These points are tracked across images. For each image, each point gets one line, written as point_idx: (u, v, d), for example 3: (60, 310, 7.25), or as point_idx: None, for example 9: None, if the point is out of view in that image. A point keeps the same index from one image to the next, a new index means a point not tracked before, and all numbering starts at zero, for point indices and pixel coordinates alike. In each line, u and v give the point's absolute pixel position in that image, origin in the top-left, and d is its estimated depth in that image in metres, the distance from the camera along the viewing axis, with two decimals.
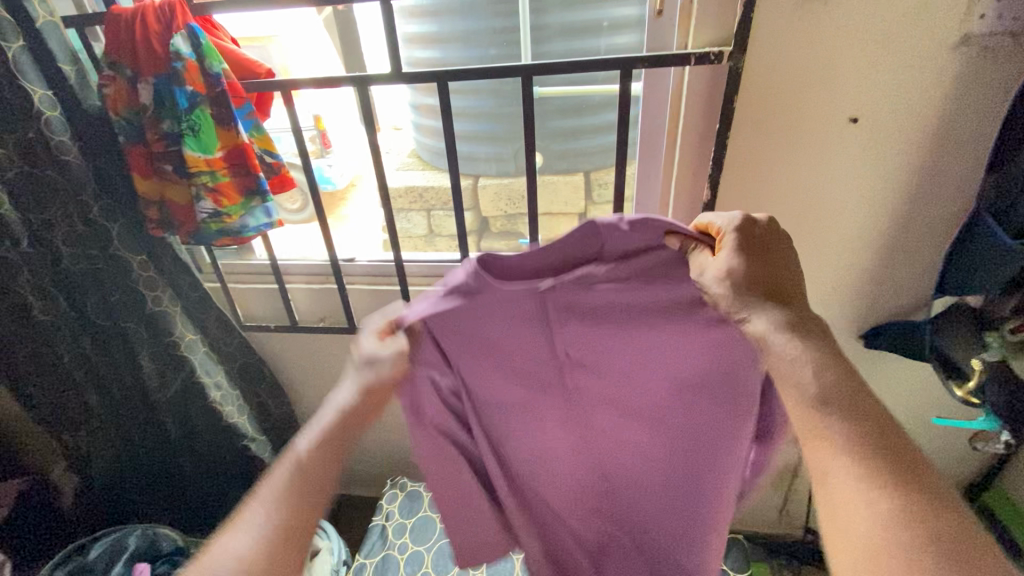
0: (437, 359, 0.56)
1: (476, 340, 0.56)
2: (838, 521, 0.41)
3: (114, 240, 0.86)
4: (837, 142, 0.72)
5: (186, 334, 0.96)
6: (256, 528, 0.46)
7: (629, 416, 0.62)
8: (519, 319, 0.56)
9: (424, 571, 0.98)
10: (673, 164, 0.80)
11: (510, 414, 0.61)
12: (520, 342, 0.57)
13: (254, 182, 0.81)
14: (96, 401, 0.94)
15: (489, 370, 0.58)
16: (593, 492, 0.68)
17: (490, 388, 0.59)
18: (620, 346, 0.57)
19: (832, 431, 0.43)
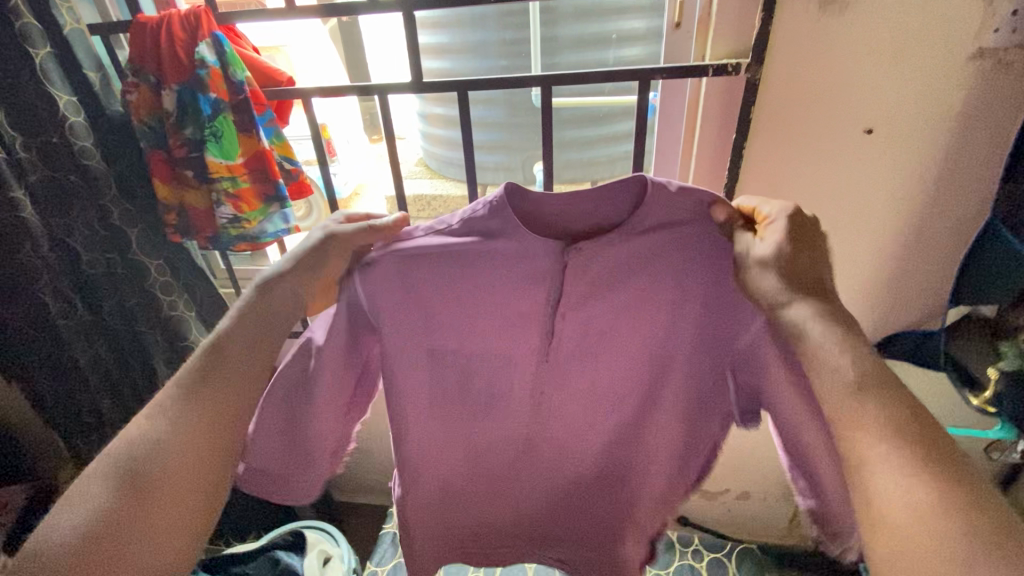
0: (379, 306, 0.61)
1: (423, 298, 0.62)
2: (880, 513, 0.41)
3: (133, 245, 0.86)
4: (850, 153, 0.73)
5: (200, 339, 0.96)
6: (163, 407, 0.51)
7: (611, 380, 0.66)
8: (495, 274, 0.61)
9: None
10: (688, 173, 0.81)
11: (435, 379, 0.67)
12: (465, 305, 0.62)
13: (273, 188, 0.81)
14: (109, 406, 0.95)
15: (433, 335, 0.64)
16: (524, 457, 0.74)
17: (422, 361, 0.66)
18: (611, 313, 0.62)
19: (868, 422, 0.44)
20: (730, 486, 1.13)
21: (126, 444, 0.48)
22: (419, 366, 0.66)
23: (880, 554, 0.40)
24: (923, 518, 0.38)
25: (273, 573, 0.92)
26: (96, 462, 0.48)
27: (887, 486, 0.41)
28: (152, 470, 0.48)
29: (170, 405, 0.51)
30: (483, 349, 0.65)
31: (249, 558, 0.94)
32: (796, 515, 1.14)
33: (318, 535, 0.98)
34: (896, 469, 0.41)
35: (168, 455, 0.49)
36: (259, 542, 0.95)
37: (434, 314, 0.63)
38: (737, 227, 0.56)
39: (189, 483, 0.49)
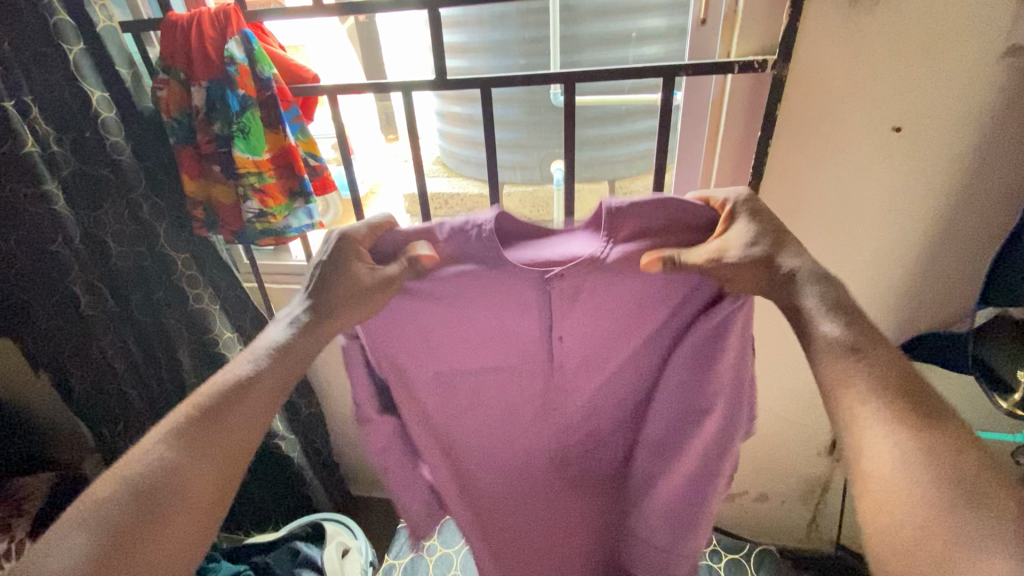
0: (378, 344, 0.61)
1: (423, 328, 0.61)
2: (867, 465, 0.43)
3: (161, 238, 0.88)
4: (877, 152, 0.72)
5: (224, 332, 0.98)
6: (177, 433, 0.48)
7: (617, 391, 0.68)
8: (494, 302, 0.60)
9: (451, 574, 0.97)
10: (712, 170, 0.80)
11: (454, 408, 0.67)
12: (461, 333, 0.62)
13: (298, 184, 0.83)
14: (136, 397, 0.96)
15: (453, 358, 0.63)
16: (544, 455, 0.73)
17: (434, 381, 0.65)
18: (626, 324, 0.63)
19: (854, 380, 0.46)
20: (747, 488, 1.12)
21: (136, 477, 0.45)
22: (447, 389, 0.66)
23: (866, 501, 0.43)
24: (905, 472, 0.41)
25: (293, 563, 0.93)
26: (104, 497, 0.44)
27: (875, 441, 0.43)
28: (169, 508, 0.45)
29: (184, 435, 0.47)
30: (483, 373, 0.65)
31: (270, 548, 0.95)
32: (815, 517, 1.13)
33: (337, 527, 0.98)
34: (885, 428, 0.43)
35: (184, 487, 0.46)
36: (279, 532, 0.96)
37: (438, 342, 0.62)
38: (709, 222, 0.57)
39: (202, 519, 0.46)
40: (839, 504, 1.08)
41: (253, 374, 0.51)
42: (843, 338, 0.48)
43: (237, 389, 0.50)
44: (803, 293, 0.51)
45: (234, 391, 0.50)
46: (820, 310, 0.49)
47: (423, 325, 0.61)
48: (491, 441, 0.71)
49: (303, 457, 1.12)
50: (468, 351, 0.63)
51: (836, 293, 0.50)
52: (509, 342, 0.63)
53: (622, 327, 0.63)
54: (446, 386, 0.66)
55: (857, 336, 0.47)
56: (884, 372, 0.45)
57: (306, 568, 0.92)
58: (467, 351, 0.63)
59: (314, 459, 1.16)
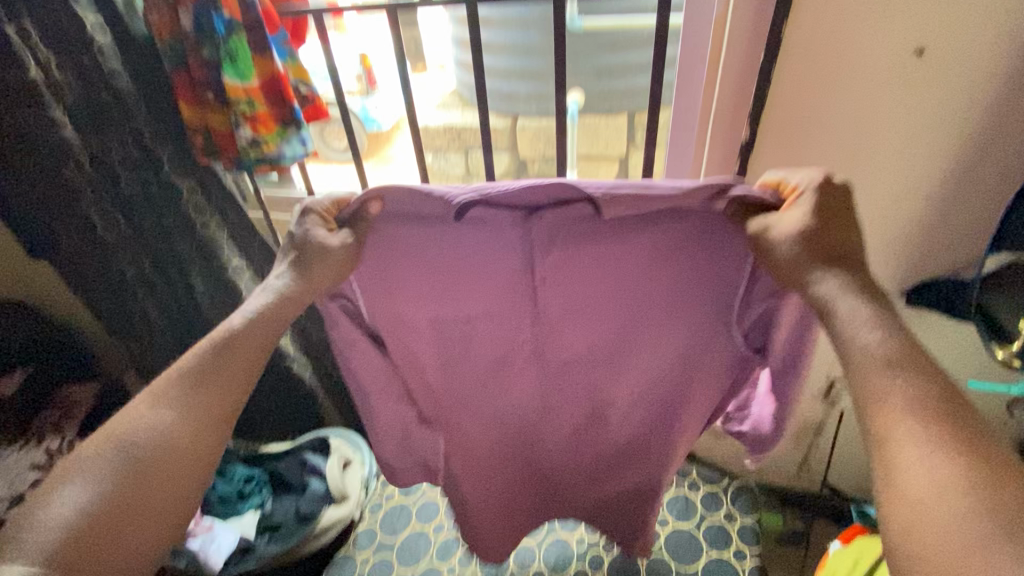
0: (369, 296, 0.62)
1: (418, 275, 0.60)
2: (899, 483, 0.40)
3: (164, 166, 0.93)
4: (894, 80, 0.66)
5: (232, 259, 1.05)
6: (164, 396, 0.51)
7: (608, 343, 0.66)
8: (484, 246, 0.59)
9: (438, 522, 0.94)
10: (711, 100, 0.75)
11: (445, 355, 0.66)
12: (463, 290, 0.61)
13: (289, 112, 0.83)
14: (156, 316, 1.03)
15: (446, 306, 0.62)
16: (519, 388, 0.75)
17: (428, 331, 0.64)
18: (632, 280, 0.60)
19: (892, 396, 0.42)
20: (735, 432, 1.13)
21: (128, 444, 0.48)
22: (433, 338, 0.64)
23: (895, 519, 0.40)
24: (936, 489, 0.38)
25: (302, 470, 1.01)
26: (95, 459, 0.47)
27: (914, 460, 0.40)
28: (154, 473, 0.48)
29: (173, 398, 0.51)
30: (469, 311, 0.63)
31: (282, 457, 1.04)
32: (806, 461, 1.12)
33: (343, 442, 1.06)
34: (926, 453, 0.40)
35: (168, 455, 0.49)
36: (290, 443, 1.04)
37: (437, 290, 0.61)
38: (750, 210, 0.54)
39: (185, 471, 0.50)
40: (830, 449, 1.07)
41: (235, 331, 0.53)
42: (882, 349, 0.44)
43: (222, 344, 0.53)
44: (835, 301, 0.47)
45: (221, 347, 0.53)
46: (856, 318, 0.46)
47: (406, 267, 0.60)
48: (477, 389, 0.70)
49: (316, 378, 1.19)
50: (461, 300, 0.62)
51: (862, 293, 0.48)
52: (493, 290, 0.61)
53: (629, 280, 0.60)
54: (436, 334, 0.64)
55: (894, 349, 0.44)
56: (926, 391, 0.42)
57: (313, 476, 1.00)
58: (463, 298, 0.62)
59: (327, 381, 1.24)
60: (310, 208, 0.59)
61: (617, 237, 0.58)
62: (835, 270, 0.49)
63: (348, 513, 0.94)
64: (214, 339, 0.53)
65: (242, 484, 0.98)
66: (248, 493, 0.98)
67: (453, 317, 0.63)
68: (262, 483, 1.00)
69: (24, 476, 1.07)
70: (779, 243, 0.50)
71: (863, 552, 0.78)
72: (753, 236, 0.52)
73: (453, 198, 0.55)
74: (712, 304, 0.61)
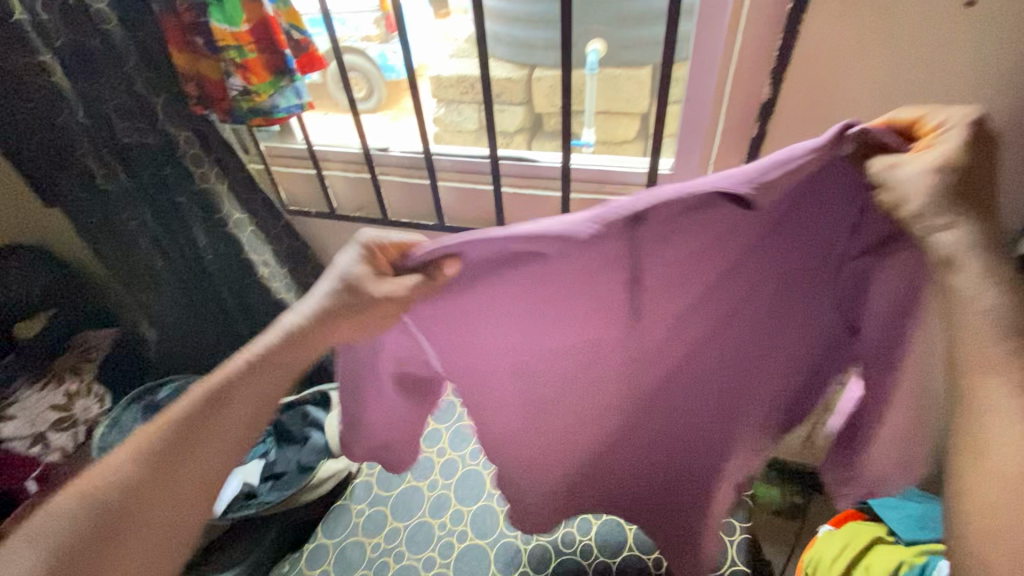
0: (434, 329, 0.56)
1: (500, 302, 0.53)
2: (989, 463, 0.38)
3: (160, 116, 0.89)
4: (940, 34, 0.58)
5: (234, 214, 1.01)
6: (149, 451, 0.50)
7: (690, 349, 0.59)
8: (559, 284, 0.51)
9: (432, 478, 0.96)
10: (731, 56, 0.68)
11: (519, 375, 0.60)
12: (538, 310, 0.54)
13: (281, 60, 0.79)
14: (162, 266, 1.04)
15: (530, 330, 0.56)
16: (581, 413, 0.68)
17: (504, 356, 0.58)
18: (731, 284, 0.54)
19: (1008, 372, 0.39)
20: None
21: (93, 498, 0.47)
22: (506, 358, 0.58)
23: (975, 499, 0.38)
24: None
25: (303, 422, 1.04)
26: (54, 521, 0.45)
27: (1010, 440, 0.37)
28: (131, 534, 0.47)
29: (149, 454, 0.49)
30: (547, 331, 0.56)
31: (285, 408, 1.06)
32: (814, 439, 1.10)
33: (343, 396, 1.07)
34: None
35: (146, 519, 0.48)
36: (294, 396, 1.06)
37: (515, 313, 0.54)
38: (873, 152, 0.46)
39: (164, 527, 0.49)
40: None
41: (220, 383, 0.52)
42: (1001, 313, 0.40)
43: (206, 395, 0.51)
44: (962, 261, 0.41)
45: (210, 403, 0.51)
46: (983, 277, 0.41)
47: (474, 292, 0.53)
48: (544, 405, 0.64)
49: None
50: (544, 318, 0.55)
51: (994, 245, 0.42)
52: (577, 307, 0.54)
53: (722, 285, 0.54)
54: (509, 356, 0.59)
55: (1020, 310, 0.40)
56: None
57: (314, 428, 1.03)
58: (543, 318, 0.55)
59: None
60: (365, 247, 0.54)
61: (705, 239, 0.50)
62: (963, 213, 0.42)
63: (345, 465, 0.94)
64: (205, 391, 0.52)
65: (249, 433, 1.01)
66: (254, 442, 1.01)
67: (532, 338, 0.57)
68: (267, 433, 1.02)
69: (45, 416, 1.16)
70: (905, 188, 0.43)
71: (853, 536, 0.78)
72: (874, 173, 0.45)
73: (574, 232, 0.44)
74: (774, 291, 0.55)
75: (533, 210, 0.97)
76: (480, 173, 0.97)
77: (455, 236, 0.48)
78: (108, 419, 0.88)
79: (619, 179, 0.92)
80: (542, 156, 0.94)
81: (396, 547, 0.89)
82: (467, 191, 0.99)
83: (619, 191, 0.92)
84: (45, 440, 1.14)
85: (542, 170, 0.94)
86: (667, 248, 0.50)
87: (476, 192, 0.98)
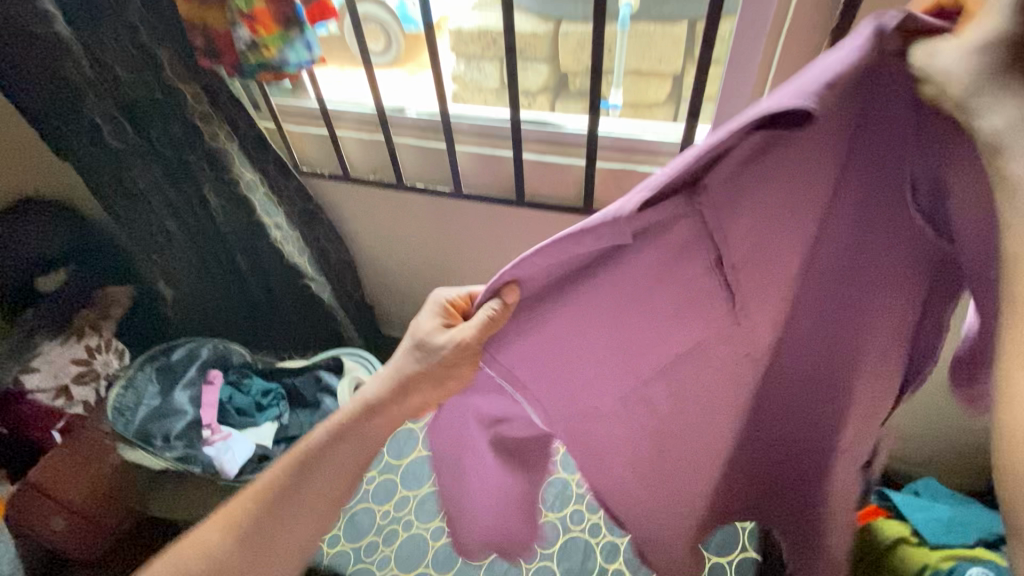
0: (523, 382, 0.49)
1: (583, 330, 0.47)
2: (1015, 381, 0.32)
3: (166, 68, 0.86)
4: None
5: (244, 173, 0.98)
6: (235, 523, 0.56)
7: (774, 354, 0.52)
8: (630, 293, 0.44)
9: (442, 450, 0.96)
10: (784, 12, 0.62)
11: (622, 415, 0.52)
12: (630, 330, 0.46)
13: (291, 9, 0.75)
14: (174, 227, 1.02)
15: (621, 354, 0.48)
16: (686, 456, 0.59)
17: (603, 391, 0.50)
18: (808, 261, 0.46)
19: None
20: None
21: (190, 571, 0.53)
22: (597, 390, 0.50)
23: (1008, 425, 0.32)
24: None
25: (316, 388, 1.04)
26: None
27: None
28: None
29: (238, 526, 0.55)
30: (646, 353, 0.48)
31: (298, 372, 1.05)
32: None
33: (356, 362, 1.06)
34: None
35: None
36: (306, 360, 1.05)
37: (604, 338, 0.47)
38: (913, 38, 0.38)
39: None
40: None
41: (314, 446, 0.57)
42: None
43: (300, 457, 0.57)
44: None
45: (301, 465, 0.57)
46: None
47: (558, 325, 0.47)
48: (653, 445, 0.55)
49: (334, 298, 1.17)
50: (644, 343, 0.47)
51: None
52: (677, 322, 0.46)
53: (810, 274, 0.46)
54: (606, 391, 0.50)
55: None
56: None
57: (326, 394, 1.03)
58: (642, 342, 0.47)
59: (346, 301, 1.23)
60: (438, 305, 0.58)
61: (771, 203, 0.40)
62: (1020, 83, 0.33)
63: (359, 433, 0.98)
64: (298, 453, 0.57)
65: (259, 398, 1.00)
66: (265, 405, 1.00)
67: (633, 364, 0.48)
68: (279, 398, 1.02)
69: (67, 369, 1.17)
70: (948, 71, 0.35)
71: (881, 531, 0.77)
72: (916, 67, 0.37)
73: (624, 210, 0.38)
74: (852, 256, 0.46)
75: (556, 179, 0.92)
76: (500, 138, 0.92)
77: (516, 261, 0.44)
78: (122, 379, 0.88)
79: (650, 147, 0.86)
80: (567, 122, 0.88)
81: (406, 516, 0.89)
82: (486, 157, 0.94)
83: (648, 160, 0.87)
84: (67, 393, 1.16)
85: (567, 137, 0.88)
86: (735, 219, 0.40)
87: (496, 158, 0.93)
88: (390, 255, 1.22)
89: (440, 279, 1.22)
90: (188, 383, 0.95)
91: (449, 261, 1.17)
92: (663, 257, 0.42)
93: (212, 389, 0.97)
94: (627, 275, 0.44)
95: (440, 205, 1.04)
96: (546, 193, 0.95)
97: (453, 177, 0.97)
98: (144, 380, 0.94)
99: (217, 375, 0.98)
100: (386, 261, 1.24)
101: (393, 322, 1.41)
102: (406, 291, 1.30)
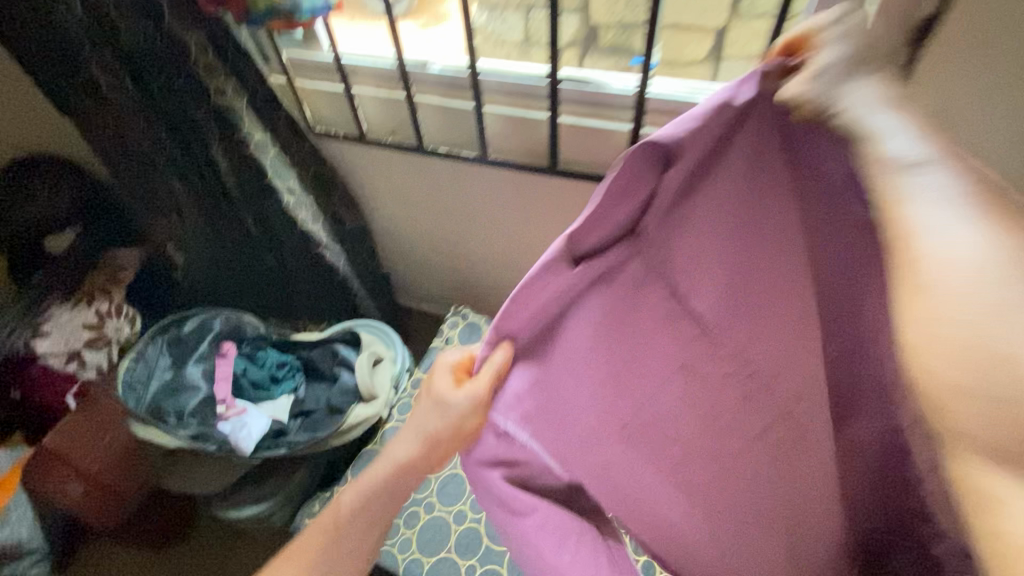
0: (536, 428, 0.47)
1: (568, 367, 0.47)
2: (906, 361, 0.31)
3: (166, 14, 0.77)
4: None
5: (254, 133, 0.90)
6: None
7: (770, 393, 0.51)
8: (600, 327, 0.48)
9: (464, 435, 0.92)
10: None
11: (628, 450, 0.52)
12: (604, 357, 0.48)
13: None
14: (182, 191, 0.95)
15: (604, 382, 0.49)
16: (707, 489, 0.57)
17: (603, 426, 0.50)
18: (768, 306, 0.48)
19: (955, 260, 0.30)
20: None
21: None
22: (598, 422, 0.49)
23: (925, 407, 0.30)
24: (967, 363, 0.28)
25: (333, 361, 0.99)
26: None
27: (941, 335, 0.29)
28: None
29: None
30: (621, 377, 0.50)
31: (313, 346, 1.01)
32: None
33: (373, 336, 1.02)
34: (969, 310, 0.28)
35: None
36: (322, 333, 1.01)
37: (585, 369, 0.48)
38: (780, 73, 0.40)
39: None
40: None
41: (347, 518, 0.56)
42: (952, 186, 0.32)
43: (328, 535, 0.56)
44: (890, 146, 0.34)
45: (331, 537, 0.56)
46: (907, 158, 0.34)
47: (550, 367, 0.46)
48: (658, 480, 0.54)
49: (350, 267, 1.12)
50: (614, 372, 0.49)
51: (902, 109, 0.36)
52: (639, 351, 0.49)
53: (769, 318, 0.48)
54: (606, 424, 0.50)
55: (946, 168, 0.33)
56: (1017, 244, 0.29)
57: (343, 368, 0.99)
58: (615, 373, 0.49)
59: (363, 271, 1.18)
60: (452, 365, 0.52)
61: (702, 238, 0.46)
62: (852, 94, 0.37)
63: (376, 412, 0.92)
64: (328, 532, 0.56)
65: (274, 370, 0.96)
66: (280, 378, 0.96)
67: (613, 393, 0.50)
68: (294, 369, 0.98)
69: (78, 334, 1.14)
70: (804, 95, 0.38)
71: None
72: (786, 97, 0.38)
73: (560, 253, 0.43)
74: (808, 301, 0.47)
75: (594, 146, 0.84)
76: (534, 98, 0.83)
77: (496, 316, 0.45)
78: (132, 351, 0.84)
79: None
80: (609, 80, 0.79)
81: (427, 498, 0.86)
82: (518, 119, 0.85)
83: None
84: (79, 358, 1.12)
85: (609, 98, 0.79)
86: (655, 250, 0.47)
87: (528, 120, 0.85)
88: (409, 224, 1.15)
89: (459, 249, 1.16)
90: (200, 356, 0.92)
91: (473, 231, 1.10)
92: (611, 288, 0.47)
93: (227, 360, 0.94)
94: (590, 303, 0.47)
95: (465, 171, 0.97)
96: (583, 161, 0.87)
97: (479, 142, 0.89)
98: (155, 355, 0.89)
99: (230, 347, 0.95)
100: (405, 230, 1.18)
101: (411, 292, 1.36)
102: (425, 261, 1.24)
